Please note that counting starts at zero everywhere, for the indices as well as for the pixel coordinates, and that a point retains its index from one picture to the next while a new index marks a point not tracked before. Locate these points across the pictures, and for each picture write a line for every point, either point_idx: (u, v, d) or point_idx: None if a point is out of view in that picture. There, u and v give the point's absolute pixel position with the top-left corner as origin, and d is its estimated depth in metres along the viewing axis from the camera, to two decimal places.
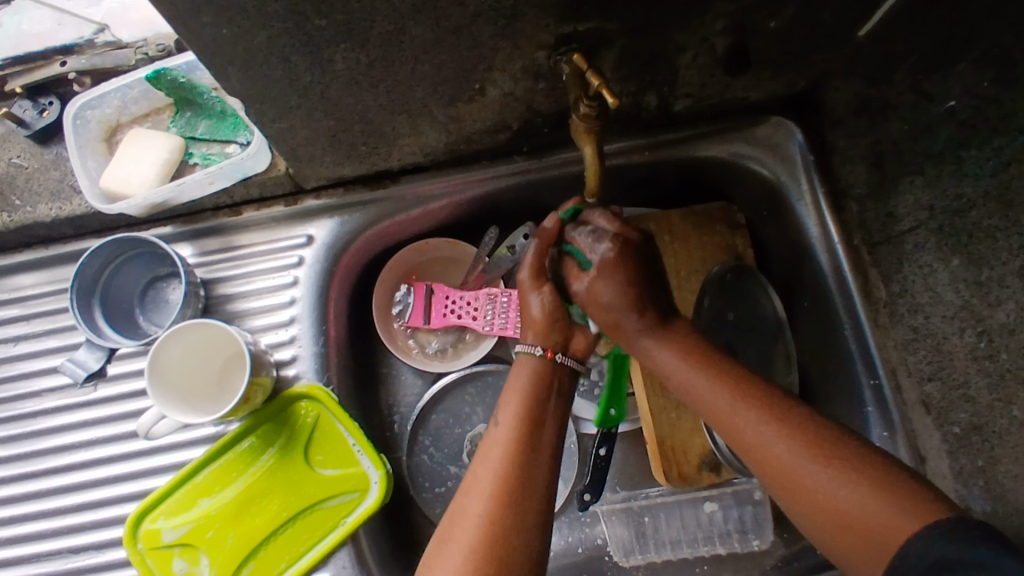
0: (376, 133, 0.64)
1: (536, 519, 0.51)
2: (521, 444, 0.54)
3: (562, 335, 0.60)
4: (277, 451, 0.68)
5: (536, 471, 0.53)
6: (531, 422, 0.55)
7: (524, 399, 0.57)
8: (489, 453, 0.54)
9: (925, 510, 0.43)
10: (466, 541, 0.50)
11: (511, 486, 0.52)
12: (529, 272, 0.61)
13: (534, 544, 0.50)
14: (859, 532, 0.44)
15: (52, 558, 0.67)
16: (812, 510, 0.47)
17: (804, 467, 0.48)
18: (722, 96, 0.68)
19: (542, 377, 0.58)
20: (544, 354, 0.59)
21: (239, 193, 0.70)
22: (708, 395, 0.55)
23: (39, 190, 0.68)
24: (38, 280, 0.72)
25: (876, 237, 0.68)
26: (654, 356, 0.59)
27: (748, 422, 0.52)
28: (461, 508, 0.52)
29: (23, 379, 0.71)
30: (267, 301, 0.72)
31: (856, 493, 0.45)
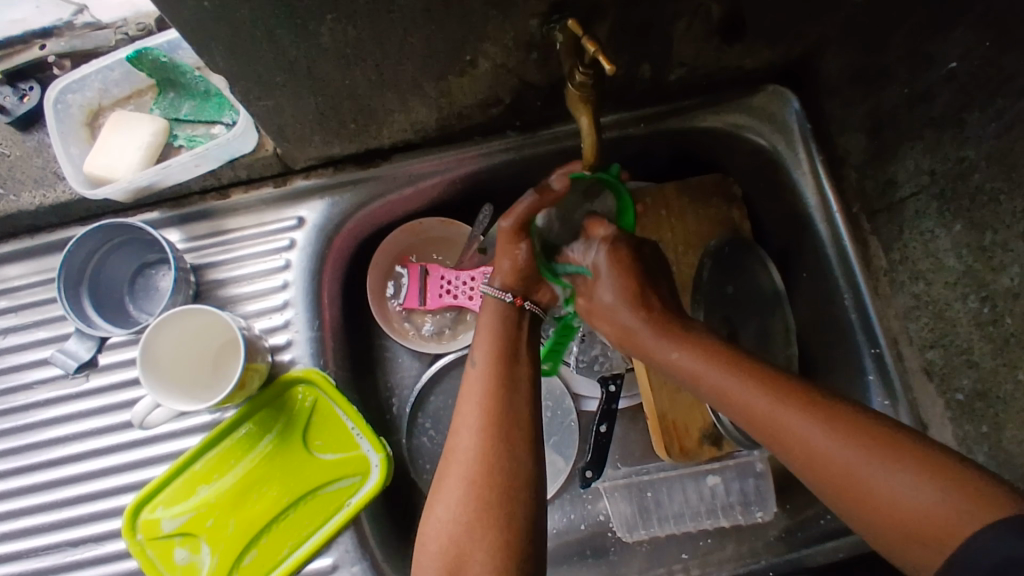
0: (365, 110, 0.62)
1: (525, 440, 0.55)
2: (497, 379, 0.58)
3: (530, 286, 0.65)
4: (275, 437, 0.67)
5: (513, 398, 0.57)
6: (503, 359, 0.60)
7: (493, 339, 0.61)
8: (470, 390, 0.58)
9: (978, 501, 0.41)
10: (462, 470, 0.54)
11: (494, 416, 0.56)
12: (512, 228, 0.62)
13: (531, 467, 0.54)
14: (907, 526, 0.43)
15: (51, 552, 0.67)
16: (869, 509, 0.45)
17: (859, 466, 0.46)
18: (717, 65, 0.67)
19: (509, 318, 0.63)
20: (511, 301, 0.63)
21: (226, 175, 0.68)
22: (742, 398, 0.54)
23: (22, 178, 0.66)
24: (24, 271, 0.71)
25: (876, 205, 0.67)
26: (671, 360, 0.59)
27: (794, 422, 0.50)
28: (453, 442, 0.56)
29: (13, 372, 0.69)
30: (260, 286, 0.71)
31: (917, 492, 0.43)
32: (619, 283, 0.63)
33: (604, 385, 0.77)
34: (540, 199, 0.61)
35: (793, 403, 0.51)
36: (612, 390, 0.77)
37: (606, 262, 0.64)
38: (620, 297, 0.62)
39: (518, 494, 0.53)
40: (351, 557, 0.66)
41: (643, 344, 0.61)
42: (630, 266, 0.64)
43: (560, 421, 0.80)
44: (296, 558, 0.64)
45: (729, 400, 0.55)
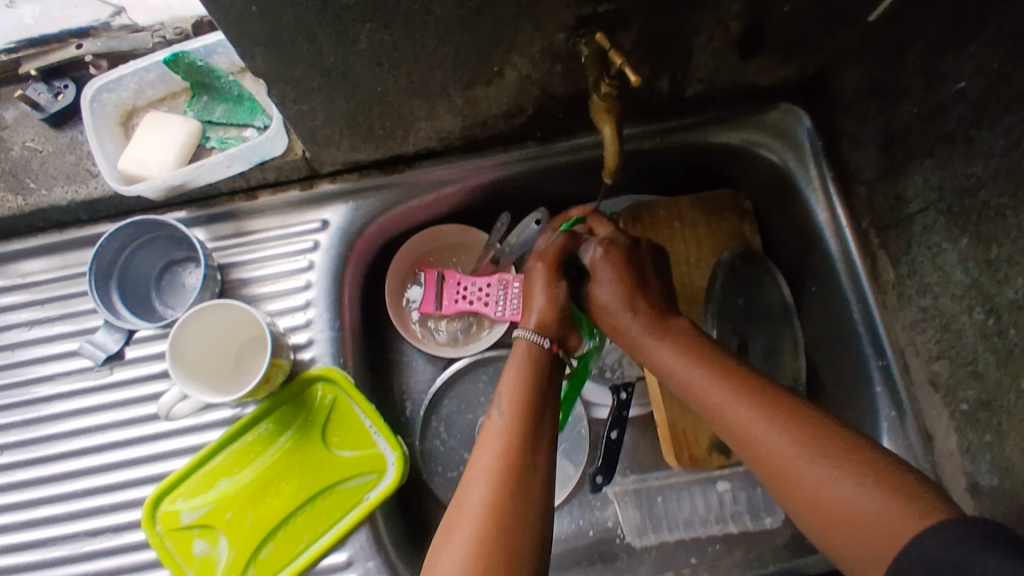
0: (393, 116, 0.64)
1: (542, 498, 0.53)
2: (521, 434, 0.56)
3: (562, 332, 0.66)
4: (294, 433, 0.69)
5: (535, 455, 0.55)
6: (525, 413, 0.58)
7: (520, 393, 0.60)
8: (488, 442, 0.57)
9: (928, 512, 0.43)
10: (471, 528, 0.50)
11: (512, 470, 0.54)
12: (547, 263, 0.67)
13: (543, 529, 0.51)
14: (860, 531, 0.45)
15: (68, 541, 0.68)
16: (828, 517, 0.47)
17: (817, 470, 0.48)
18: (732, 81, 0.69)
19: (540, 368, 0.62)
20: (549, 346, 0.64)
21: (255, 177, 0.70)
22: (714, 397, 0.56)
23: (55, 173, 0.68)
24: (52, 264, 0.72)
25: (885, 220, 0.69)
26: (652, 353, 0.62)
27: (756, 423, 0.53)
28: (463, 497, 0.53)
29: (38, 363, 0.71)
30: (284, 285, 0.72)
31: (872, 499, 0.45)
32: (618, 280, 0.65)
33: (616, 393, 0.79)
34: (569, 238, 0.68)
35: (755, 408, 0.54)
36: (623, 397, 0.79)
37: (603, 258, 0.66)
38: (616, 290, 0.65)
39: (528, 553, 0.49)
40: (365, 553, 0.66)
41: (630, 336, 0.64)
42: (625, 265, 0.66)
43: (571, 428, 0.81)
44: (311, 553, 0.65)
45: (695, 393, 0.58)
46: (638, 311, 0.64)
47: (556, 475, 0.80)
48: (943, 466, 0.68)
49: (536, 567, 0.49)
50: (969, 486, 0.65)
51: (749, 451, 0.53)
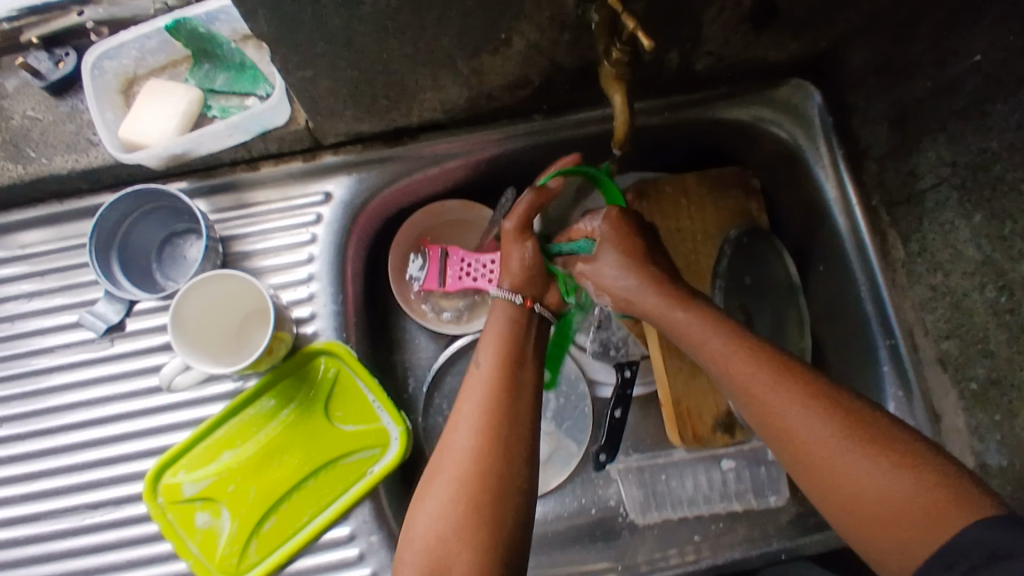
0: (398, 86, 0.63)
1: (526, 441, 0.55)
2: (502, 378, 0.58)
3: (534, 287, 0.66)
4: (297, 406, 0.68)
5: (518, 399, 0.57)
6: (510, 360, 0.60)
7: (500, 341, 0.61)
8: (473, 388, 0.58)
9: (966, 512, 0.43)
10: (456, 468, 0.53)
11: (499, 414, 0.55)
12: (517, 220, 0.66)
13: (525, 470, 0.54)
14: (884, 521, 0.45)
15: (68, 514, 0.67)
16: (848, 499, 0.47)
17: (845, 455, 0.48)
18: (744, 55, 0.68)
19: (519, 324, 0.63)
20: (522, 303, 0.64)
21: (257, 147, 0.69)
22: (737, 368, 0.55)
23: (55, 143, 0.67)
24: (51, 236, 0.71)
25: (896, 197, 0.68)
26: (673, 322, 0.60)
27: (782, 396, 0.52)
28: (449, 438, 0.55)
29: (38, 335, 0.70)
30: (287, 258, 0.72)
31: (908, 490, 0.45)
32: (625, 257, 0.63)
33: (619, 370, 0.78)
34: (540, 196, 0.65)
35: (789, 387, 0.52)
36: (626, 375, 0.78)
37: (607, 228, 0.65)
38: (626, 266, 0.63)
39: (509, 497, 0.52)
40: (368, 527, 0.66)
41: (648, 306, 0.62)
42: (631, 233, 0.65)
43: (574, 406, 0.81)
44: (315, 527, 0.65)
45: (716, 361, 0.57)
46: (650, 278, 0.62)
47: (558, 454, 0.79)
48: (949, 446, 0.68)
49: (520, 504, 0.53)
50: (976, 465, 0.64)
51: (779, 430, 0.52)
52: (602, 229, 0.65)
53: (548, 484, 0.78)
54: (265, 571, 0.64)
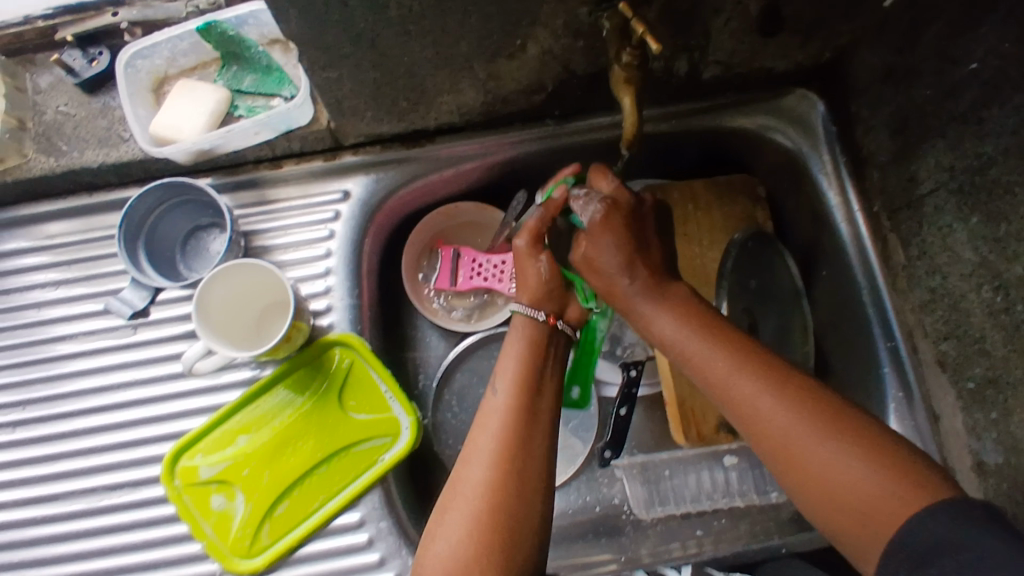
0: (417, 89, 0.66)
1: (535, 476, 0.57)
2: (519, 412, 0.59)
3: (558, 302, 0.67)
4: (311, 394, 0.70)
5: (531, 435, 0.58)
6: (525, 388, 0.61)
7: (518, 372, 0.62)
8: (488, 419, 0.59)
9: (915, 491, 0.46)
10: (471, 504, 0.55)
11: (508, 450, 0.57)
12: (528, 238, 0.68)
13: (538, 511, 0.56)
14: (841, 501, 0.48)
15: (86, 495, 0.69)
16: (808, 481, 0.50)
17: (804, 440, 0.51)
18: (749, 64, 0.71)
19: (537, 349, 0.65)
20: (544, 319, 0.66)
21: (280, 146, 0.72)
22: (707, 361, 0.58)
23: (88, 137, 0.70)
24: (79, 227, 0.74)
25: (897, 203, 0.71)
26: (647, 319, 0.64)
27: (747, 387, 0.55)
28: (463, 471, 0.57)
29: (64, 321, 0.73)
30: (304, 253, 0.74)
31: (860, 471, 0.48)
32: (620, 245, 0.63)
33: (625, 369, 0.80)
34: (550, 208, 0.69)
35: (761, 379, 0.55)
36: (632, 374, 0.80)
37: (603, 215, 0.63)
38: (616, 257, 0.63)
39: (527, 532, 0.54)
40: (378, 513, 0.68)
41: (627, 303, 0.65)
42: (626, 222, 0.64)
43: (581, 406, 0.83)
44: (326, 512, 0.67)
45: (689, 357, 0.60)
46: (636, 276, 0.64)
47: (564, 452, 0.82)
48: (947, 446, 0.69)
49: (536, 543, 0.55)
50: (973, 464, 0.66)
51: (748, 421, 0.55)
52: (598, 214, 0.63)
53: (555, 481, 0.80)
54: (276, 554, 0.66)
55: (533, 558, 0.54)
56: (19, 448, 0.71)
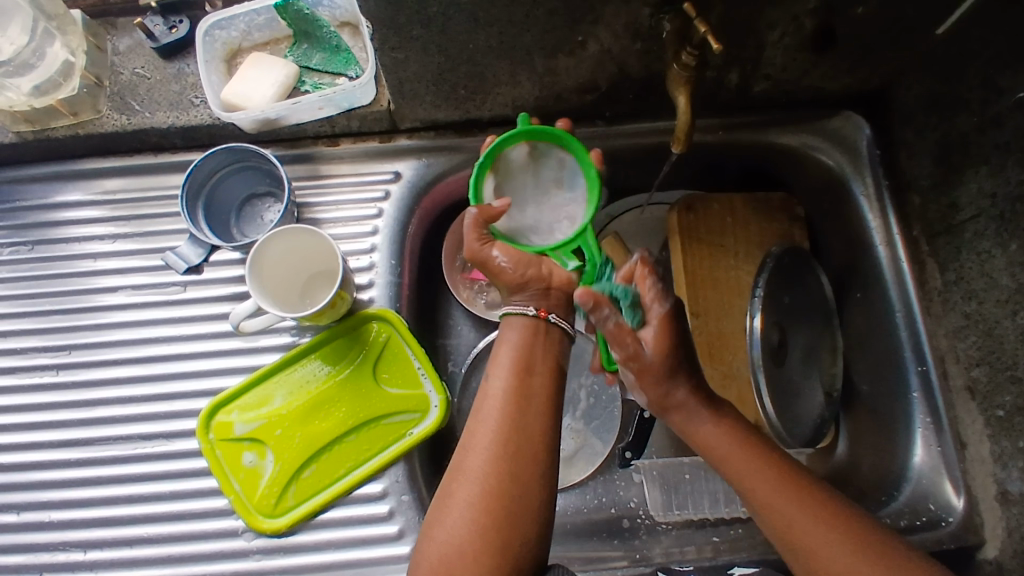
0: (477, 77, 0.68)
1: (535, 463, 0.57)
2: (513, 403, 0.59)
3: (539, 291, 0.65)
4: (346, 365, 0.73)
5: (528, 420, 0.59)
6: (520, 372, 0.61)
7: (514, 358, 0.62)
8: (485, 406, 0.60)
9: None
10: (468, 490, 0.56)
11: (506, 438, 0.58)
12: (479, 236, 0.65)
13: (538, 496, 0.57)
14: None
15: (120, 442, 0.71)
16: None
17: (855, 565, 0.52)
18: (800, 81, 0.73)
19: (532, 330, 0.64)
20: (535, 313, 0.65)
21: (340, 124, 0.75)
22: (756, 483, 0.59)
23: (159, 99, 0.74)
24: (139, 185, 0.77)
25: (936, 228, 0.72)
26: (699, 429, 0.63)
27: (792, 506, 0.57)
28: (462, 456, 0.58)
29: (116, 273, 0.76)
30: (353, 229, 0.77)
31: None
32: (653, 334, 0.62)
33: None
34: (485, 213, 0.64)
35: (814, 514, 0.56)
36: None
37: (661, 317, 0.62)
38: (655, 361, 0.62)
39: (525, 520, 0.55)
40: (400, 487, 0.69)
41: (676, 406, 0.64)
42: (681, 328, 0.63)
43: (603, 407, 0.85)
44: (351, 479, 0.69)
45: (740, 481, 0.60)
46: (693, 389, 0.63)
47: (583, 451, 0.83)
48: (971, 473, 0.70)
49: (536, 529, 0.56)
50: (998, 493, 0.67)
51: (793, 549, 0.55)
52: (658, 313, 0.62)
53: (572, 479, 0.81)
54: (299, 515, 0.68)
55: (535, 546, 0.56)
56: (59, 392, 0.73)
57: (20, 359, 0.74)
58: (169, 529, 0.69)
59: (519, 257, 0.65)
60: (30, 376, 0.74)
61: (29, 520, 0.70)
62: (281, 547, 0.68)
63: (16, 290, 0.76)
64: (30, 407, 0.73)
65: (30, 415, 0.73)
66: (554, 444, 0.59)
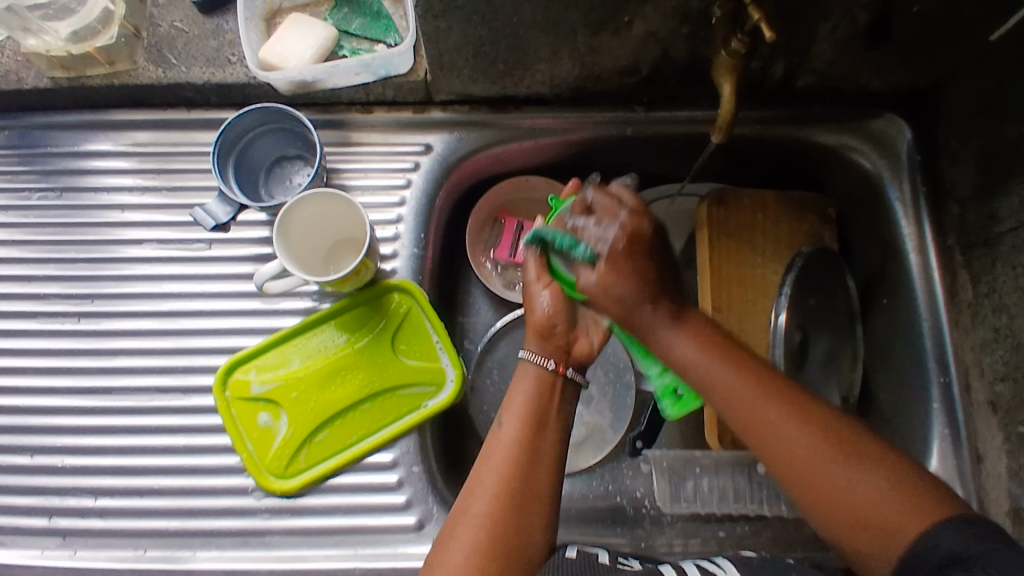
0: (518, 52, 0.67)
1: (540, 513, 0.58)
2: (525, 450, 0.59)
3: (562, 347, 0.66)
4: (365, 333, 0.73)
5: (536, 472, 0.59)
6: (534, 423, 0.61)
7: (528, 408, 0.62)
8: (495, 450, 0.60)
9: (933, 508, 0.50)
10: (472, 534, 0.56)
11: (514, 488, 0.57)
12: (540, 272, 0.66)
13: (539, 547, 0.57)
14: (867, 520, 0.51)
15: (137, 393, 0.72)
16: (822, 496, 0.53)
17: (824, 460, 0.54)
18: (845, 78, 0.71)
19: (546, 385, 0.64)
20: (554, 368, 0.64)
21: (375, 91, 0.74)
22: (728, 386, 0.59)
23: (196, 55, 0.73)
24: (170, 139, 0.77)
25: (973, 239, 0.71)
26: (668, 345, 0.62)
27: (766, 411, 0.57)
28: (468, 500, 0.58)
29: (141, 226, 0.76)
30: (381, 198, 0.76)
31: (872, 485, 0.52)
32: (622, 265, 0.62)
33: None
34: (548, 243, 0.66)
35: (781, 410, 0.57)
36: None
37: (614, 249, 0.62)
38: (626, 287, 0.62)
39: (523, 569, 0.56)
40: (411, 458, 0.69)
41: (642, 325, 0.63)
42: (642, 251, 0.63)
43: (620, 397, 0.85)
44: (364, 446, 0.69)
45: (712, 384, 0.59)
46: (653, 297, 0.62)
47: (593, 438, 0.83)
48: (986, 489, 0.69)
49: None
50: (1012, 510, 0.66)
51: (769, 452, 0.56)
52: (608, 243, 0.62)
53: (584, 462, 0.81)
54: (311, 478, 0.68)
55: None
56: (79, 339, 0.74)
57: (42, 304, 0.75)
58: (181, 483, 0.69)
59: (562, 316, 0.66)
60: (51, 322, 0.74)
61: (42, 463, 0.71)
62: (290, 509, 0.68)
63: (42, 235, 0.76)
64: (49, 352, 0.74)
65: (49, 360, 0.73)
66: (558, 496, 0.60)
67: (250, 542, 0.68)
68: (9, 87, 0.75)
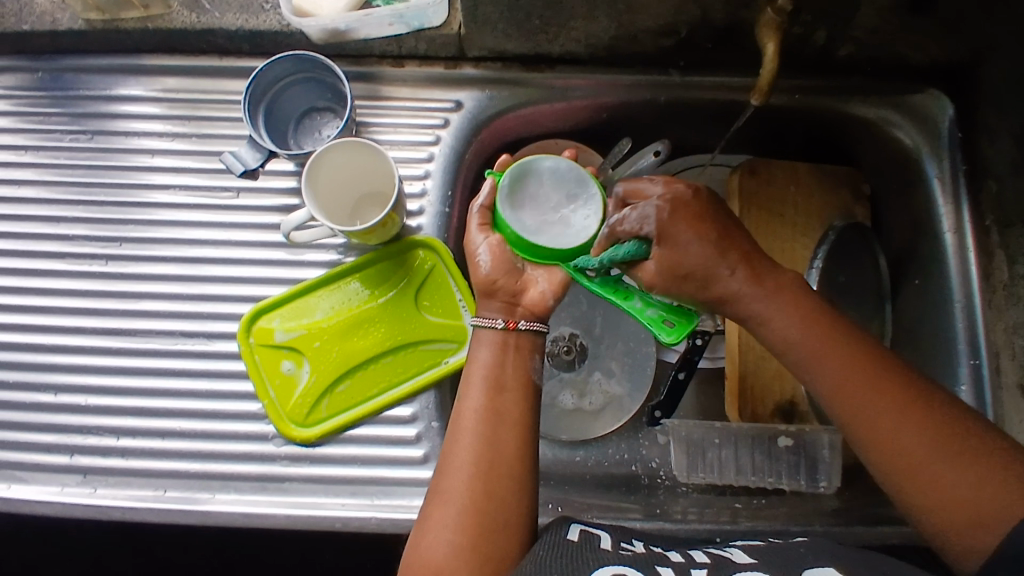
0: (552, 7, 0.66)
1: (511, 481, 0.57)
2: (490, 421, 0.59)
3: (506, 303, 0.64)
4: (388, 288, 0.73)
5: (504, 441, 0.58)
6: (497, 393, 0.60)
7: (488, 378, 0.61)
8: (462, 424, 0.59)
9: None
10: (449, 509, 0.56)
11: (485, 459, 0.57)
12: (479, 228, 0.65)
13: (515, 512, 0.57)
14: (960, 509, 0.50)
15: (160, 337, 0.72)
16: (918, 483, 0.52)
17: (922, 448, 0.53)
18: (887, 47, 0.69)
19: (504, 351, 0.62)
20: (503, 326, 0.63)
21: (408, 44, 0.74)
22: (826, 370, 0.57)
23: (230, 1, 0.73)
24: (200, 87, 0.77)
25: (1011, 219, 0.69)
26: (763, 317, 0.59)
27: (862, 397, 0.55)
28: (443, 476, 0.58)
29: (169, 171, 0.76)
30: (408, 154, 0.76)
31: (970, 478, 0.51)
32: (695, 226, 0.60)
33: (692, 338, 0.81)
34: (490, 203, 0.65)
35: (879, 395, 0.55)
36: (698, 343, 0.81)
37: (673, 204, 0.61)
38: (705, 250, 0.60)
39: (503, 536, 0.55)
40: (430, 414, 0.70)
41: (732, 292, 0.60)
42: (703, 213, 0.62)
43: (640, 365, 0.84)
44: (384, 400, 0.69)
45: (809, 365, 0.58)
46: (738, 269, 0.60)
47: (611, 406, 0.82)
48: None
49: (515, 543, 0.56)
50: None
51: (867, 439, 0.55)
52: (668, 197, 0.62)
53: (604, 429, 0.81)
54: (330, 427, 0.69)
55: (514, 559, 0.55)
56: (105, 281, 0.74)
57: (70, 245, 0.75)
58: (202, 426, 0.70)
59: (500, 270, 0.64)
60: (78, 263, 0.75)
61: (66, 402, 0.72)
62: (307, 457, 0.69)
63: (71, 177, 0.77)
64: (75, 292, 0.74)
65: (75, 301, 0.74)
66: (531, 461, 0.59)
67: (268, 488, 0.68)
68: (43, 27, 0.75)
